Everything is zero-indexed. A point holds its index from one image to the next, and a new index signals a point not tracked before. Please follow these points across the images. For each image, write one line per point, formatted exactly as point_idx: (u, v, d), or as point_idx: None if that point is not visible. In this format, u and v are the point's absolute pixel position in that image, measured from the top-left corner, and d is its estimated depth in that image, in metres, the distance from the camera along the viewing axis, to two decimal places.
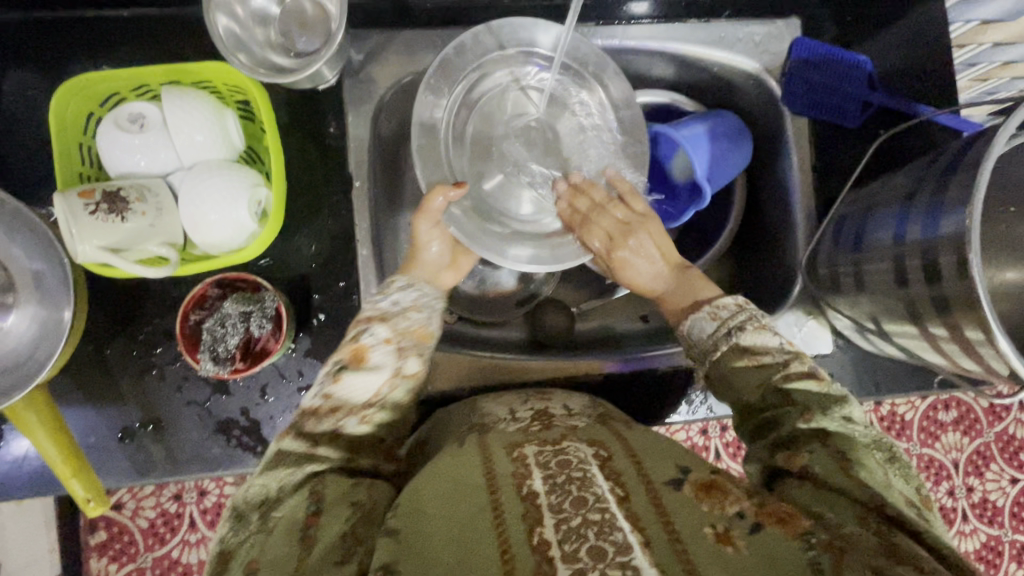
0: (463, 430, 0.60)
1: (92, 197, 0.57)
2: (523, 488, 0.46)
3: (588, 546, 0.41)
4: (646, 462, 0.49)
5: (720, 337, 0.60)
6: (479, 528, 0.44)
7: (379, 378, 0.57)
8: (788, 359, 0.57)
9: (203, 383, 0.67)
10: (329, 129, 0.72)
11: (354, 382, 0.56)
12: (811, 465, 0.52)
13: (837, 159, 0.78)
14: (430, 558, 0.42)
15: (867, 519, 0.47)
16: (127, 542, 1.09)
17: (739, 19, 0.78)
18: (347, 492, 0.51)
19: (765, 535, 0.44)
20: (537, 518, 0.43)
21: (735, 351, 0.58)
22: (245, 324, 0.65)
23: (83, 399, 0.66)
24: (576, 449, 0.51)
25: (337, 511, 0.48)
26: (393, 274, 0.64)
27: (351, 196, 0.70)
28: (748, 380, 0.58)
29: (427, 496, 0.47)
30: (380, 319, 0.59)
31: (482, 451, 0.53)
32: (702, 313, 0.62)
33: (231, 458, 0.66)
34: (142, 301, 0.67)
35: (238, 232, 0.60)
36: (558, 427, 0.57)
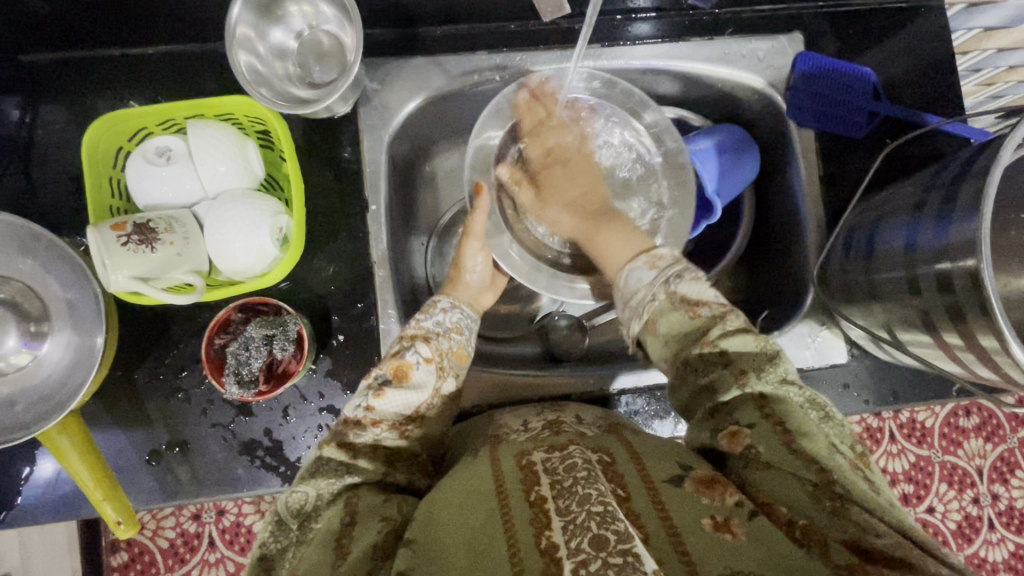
0: (475, 444, 0.62)
1: (123, 230, 0.59)
2: (532, 493, 0.47)
3: (590, 537, 0.41)
4: (649, 464, 0.50)
5: (656, 287, 0.59)
6: (489, 531, 0.45)
7: (420, 395, 0.58)
8: (724, 313, 0.56)
9: (227, 406, 0.68)
10: (344, 154, 0.74)
11: (395, 397, 0.57)
12: (756, 444, 0.51)
13: (844, 169, 0.79)
14: (441, 566, 0.43)
15: (818, 496, 0.46)
16: (148, 563, 1.10)
17: (743, 35, 0.80)
18: (379, 506, 0.51)
19: (762, 522, 0.44)
20: (545, 524, 0.44)
21: (672, 301, 0.57)
22: (268, 348, 0.67)
23: (112, 423, 0.68)
24: (582, 451, 0.52)
25: (367, 524, 0.49)
26: (436, 296, 0.65)
27: (367, 220, 0.73)
28: (686, 333, 0.57)
29: (440, 505, 0.49)
30: (424, 337, 0.61)
31: (491, 459, 0.54)
32: (640, 263, 0.61)
33: (253, 479, 0.68)
34: (168, 327, 0.69)
35: (260, 257, 0.62)
36: (567, 432, 0.58)
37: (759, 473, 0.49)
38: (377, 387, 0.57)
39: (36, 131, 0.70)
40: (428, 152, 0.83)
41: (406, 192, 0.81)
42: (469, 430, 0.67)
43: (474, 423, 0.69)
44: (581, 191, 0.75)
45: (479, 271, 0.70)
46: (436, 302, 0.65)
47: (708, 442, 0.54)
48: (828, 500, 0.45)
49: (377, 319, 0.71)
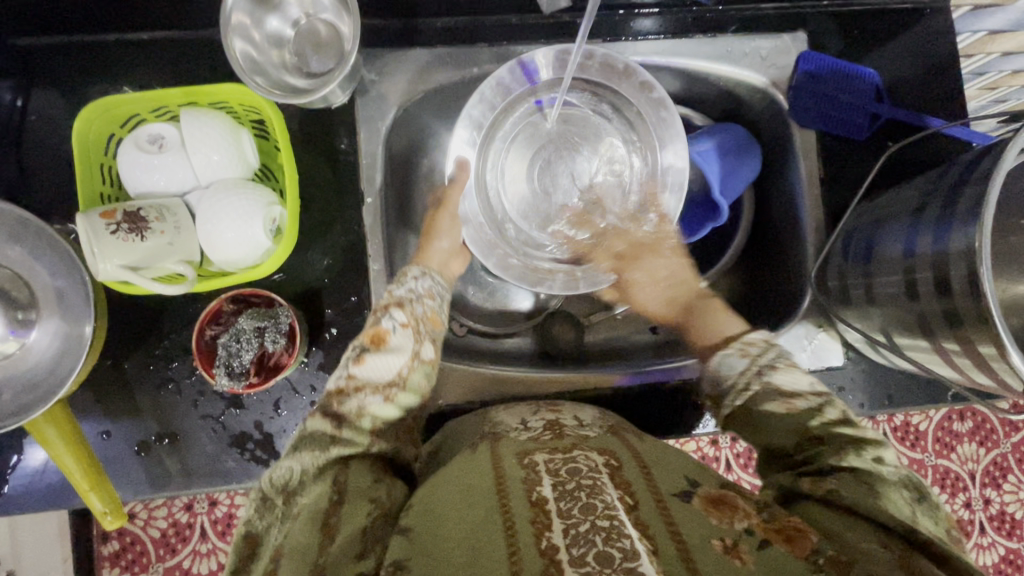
0: (473, 440, 0.61)
1: (113, 218, 0.58)
2: (533, 493, 0.47)
3: (595, 551, 0.40)
4: (656, 473, 0.50)
5: (750, 376, 0.58)
6: (490, 532, 0.44)
7: (400, 358, 0.58)
8: (821, 404, 0.55)
9: (218, 398, 0.68)
10: (341, 146, 0.74)
11: (377, 363, 0.57)
12: (837, 488, 0.49)
13: (844, 171, 0.78)
14: (440, 563, 0.43)
15: (889, 545, 0.44)
16: (139, 552, 1.10)
17: (745, 33, 0.79)
18: (367, 487, 0.51)
19: (773, 553, 0.43)
20: (546, 525, 0.43)
21: (769, 391, 0.56)
22: (259, 340, 0.66)
23: (101, 413, 0.67)
24: (587, 456, 0.51)
25: (357, 506, 0.48)
26: (406, 265, 0.67)
27: (363, 213, 0.72)
28: (779, 423, 0.55)
29: (443, 503, 0.48)
30: (396, 304, 0.62)
31: (493, 458, 0.53)
32: (731, 350, 0.61)
33: (243, 472, 0.67)
34: (159, 317, 0.68)
35: (253, 249, 0.61)
36: (569, 436, 0.57)
37: (832, 515, 0.48)
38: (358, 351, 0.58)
39: (28, 116, 0.69)
40: (426, 145, 0.82)
41: (403, 185, 0.80)
42: (462, 428, 0.66)
43: (465, 420, 0.68)
44: (672, 281, 0.73)
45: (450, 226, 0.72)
46: (410, 270, 0.67)
47: (787, 483, 0.53)
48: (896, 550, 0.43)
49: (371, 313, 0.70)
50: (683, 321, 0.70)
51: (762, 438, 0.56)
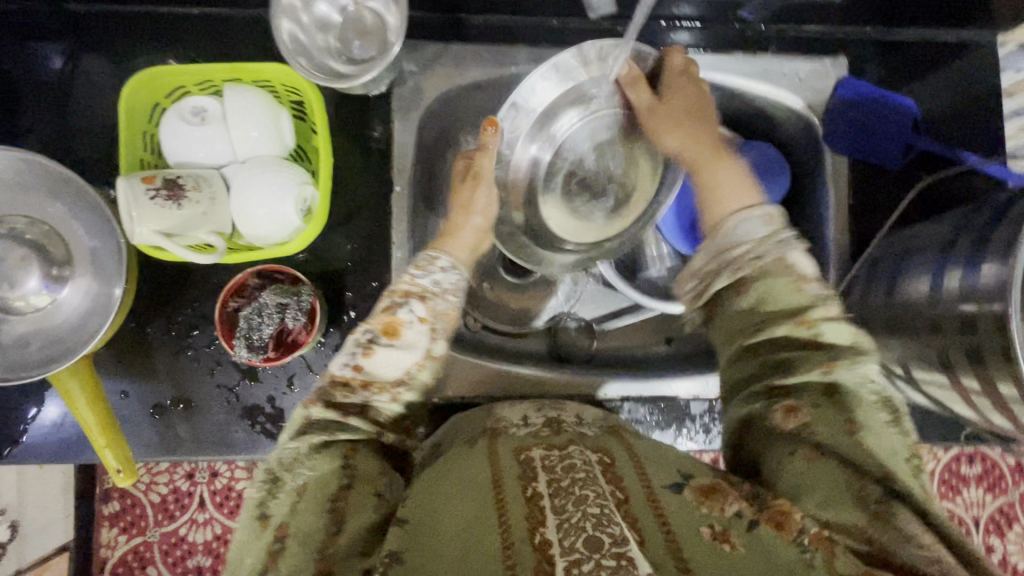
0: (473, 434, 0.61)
1: (153, 183, 0.59)
2: (529, 489, 0.47)
3: (584, 538, 0.40)
4: (649, 469, 0.50)
5: (767, 244, 0.55)
6: (484, 523, 0.44)
7: (411, 355, 0.56)
8: (829, 296, 0.53)
9: (234, 369, 0.69)
10: (375, 133, 0.75)
11: (386, 357, 0.55)
12: (813, 423, 0.50)
13: (873, 199, 0.78)
14: (433, 552, 0.43)
15: (865, 496, 0.46)
16: (138, 515, 1.08)
17: (786, 54, 0.79)
18: (375, 477, 0.51)
19: (761, 532, 0.44)
20: (540, 519, 0.43)
21: (778, 267, 0.54)
22: (280, 315, 0.67)
23: (120, 373, 0.69)
24: (582, 453, 0.52)
25: (361, 499, 0.49)
26: (433, 252, 0.63)
27: (391, 200, 0.73)
28: (784, 307, 0.53)
29: (439, 495, 0.49)
30: (419, 295, 0.59)
31: (490, 453, 0.54)
32: (754, 216, 0.56)
33: (252, 443, 0.68)
34: (185, 285, 0.70)
35: (281, 227, 0.62)
36: (568, 433, 0.57)
37: (803, 462, 0.49)
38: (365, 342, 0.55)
39: (76, 80, 0.71)
40: None
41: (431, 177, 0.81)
42: (465, 422, 0.67)
43: (470, 414, 0.69)
44: (698, 123, 0.69)
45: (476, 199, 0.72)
46: (445, 263, 0.63)
47: (760, 411, 0.53)
48: (873, 505, 0.45)
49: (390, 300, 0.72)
50: (697, 164, 0.65)
51: (753, 325, 0.54)
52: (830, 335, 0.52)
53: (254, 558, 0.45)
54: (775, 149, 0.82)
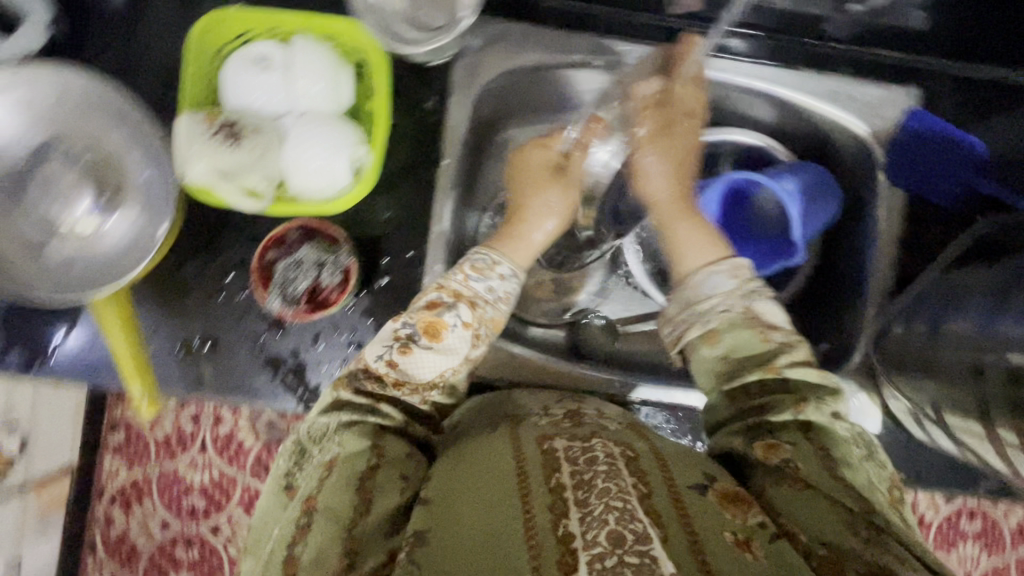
0: (495, 419, 0.61)
1: (214, 123, 0.62)
2: (552, 479, 0.47)
3: (607, 532, 0.41)
4: (672, 465, 0.49)
5: (734, 299, 0.56)
6: (506, 511, 0.44)
7: (448, 360, 0.57)
8: (794, 343, 0.55)
9: (262, 318, 0.70)
10: (430, 104, 0.75)
11: (424, 359, 0.56)
12: (792, 459, 0.49)
13: (922, 237, 0.76)
14: (456, 537, 0.44)
15: (855, 527, 0.43)
16: (142, 448, 1.09)
17: (854, 76, 0.77)
18: (402, 460, 0.54)
19: (781, 547, 0.43)
20: (563, 511, 0.43)
21: (747, 316, 0.56)
22: (316, 272, 0.67)
23: (152, 306, 0.69)
24: (605, 445, 0.51)
25: (388, 481, 0.52)
26: (495, 257, 0.63)
27: (437, 172, 0.73)
28: (753, 353, 0.55)
29: (459, 480, 0.50)
30: (469, 301, 0.59)
31: (512, 439, 0.54)
32: (721, 269, 0.58)
33: (271, 393, 0.69)
34: (225, 231, 0.70)
35: (329, 184, 0.62)
36: (589, 425, 0.57)
37: (793, 491, 0.47)
38: (408, 338, 0.56)
39: (146, 13, 0.72)
40: (508, 121, 0.82)
41: (478, 155, 0.81)
42: (488, 404, 0.67)
43: (490, 397, 0.68)
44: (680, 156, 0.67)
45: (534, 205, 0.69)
46: (501, 270, 0.62)
47: (740, 446, 0.53)
48: (863, 530, 0.43)
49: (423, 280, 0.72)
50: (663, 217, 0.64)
51: (729, 370, 0.56)
52: (795, 378, 0.53)
53: (284, 527, 0.48)
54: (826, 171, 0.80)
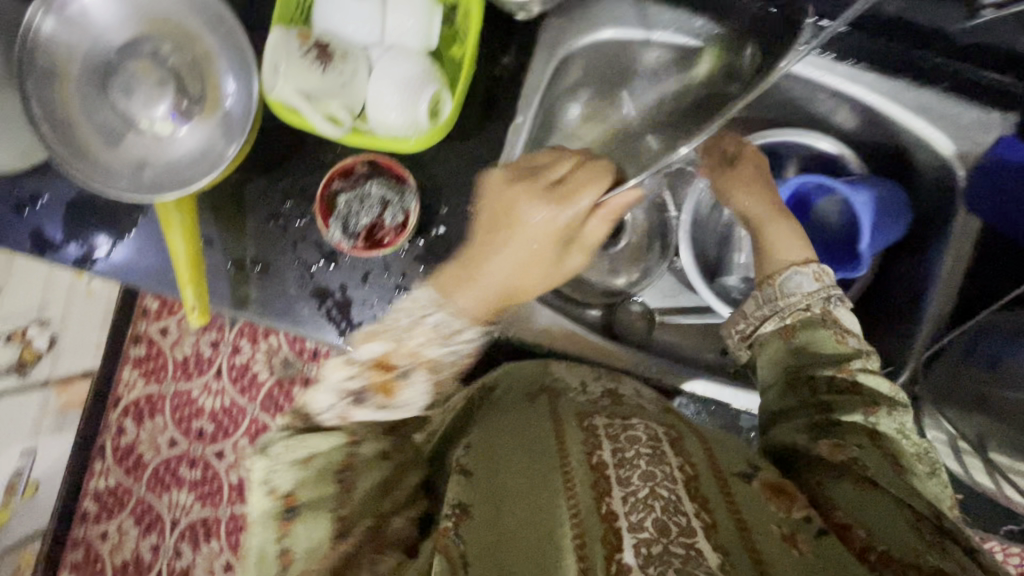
0: (531, 391, 0.60)
1: (307, 42, 0.61)
2: (594, 457, 0.46)
3: (653, 517, 0.40)
4: (716, 451, 0.49)
5: (815, 299, 0.58)
6: (549, 489, 0.44)
7: (405, 412, 0.54)
8: (867, 352, 0.56)
9: (316, 249, 0.70)
10: (511, 60, 0.74)
11: (377, 414, 0.53)
12: (860, 458, 0.50)
13: (994, 270, 0.73)
14: (499, 511, 0.44)
15: (919, 528, 0.43)
16: (160, 365, 1.11)
17: (955, 94, 0.73)
18: (387, 441, 0.54)
19: (829, 543, 0.42)
20: (606, 490, 0.43)
21: (824, 318, 0.57)
22: (380, 210, 0.68)
23: (211, 220, 0.70)
24: (646, 426, 0.49)
25: (373, 464, 0.51)
26: (461, 325, 0.56)
27: (509, 129, 0.72)
28: (824, 353, 0.56)
29: (499, 452, 0.49)
30: (427, 364, 0.54)
31: (552, 415, 0.53)
32: (806, 270, 0.59)
33: (315, 324, 0.70)
34: (292, 156, 0.71)
35: (406, 123, 0.61)
36: (628, 406, 0.56)
37: (853, 488, 0.47)
38: (358, 393, 0.52)
39: None
40: (583, 90, 0.81)
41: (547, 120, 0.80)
42: (524, 370, 0.65)
43: (528, 365, 0.66)
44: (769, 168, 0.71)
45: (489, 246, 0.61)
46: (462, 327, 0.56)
47: (804, 443, 0.53)
48: (928, 533, 0.42)
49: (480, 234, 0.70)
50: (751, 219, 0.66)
51: (796, 365, 0.57)
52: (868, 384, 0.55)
53: (264, 526, 0.48)
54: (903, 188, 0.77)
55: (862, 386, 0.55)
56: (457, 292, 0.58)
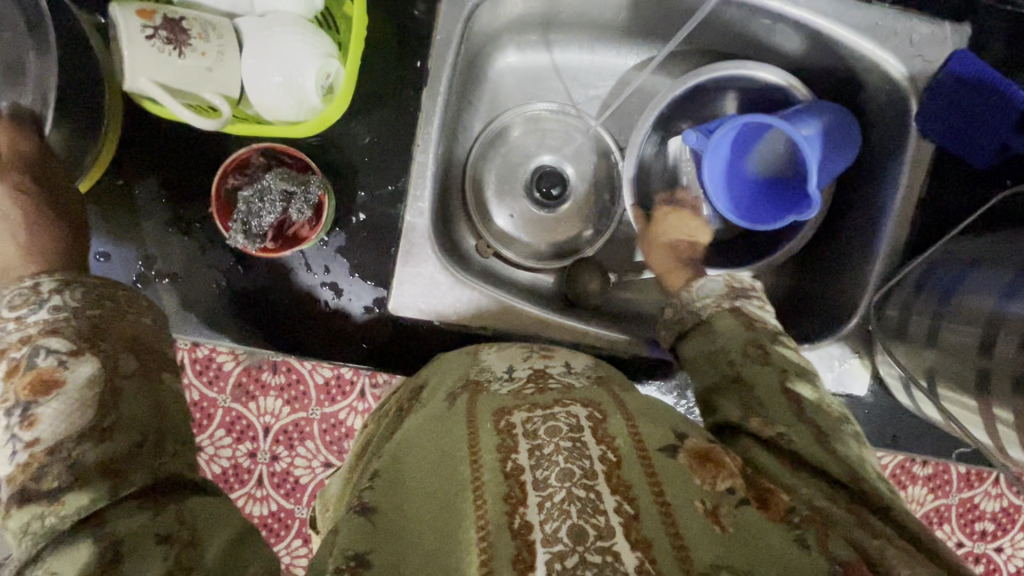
0: (450, 388, 0.51)
1: (151, 20, 0.49)
2: (509, 462, 0.40)
3: (569, 525, 0.36)
4: (641, 426, 0.44)
5: (724, 299, 0.61)
6: (458, 510, 0.39)
7: (82, 378, 0.43)
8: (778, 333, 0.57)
9: (227, 252, 0.63)
10: (415, 14, 0.66)
11: (59, 422, 0.41)
12: (786, 434, 0.48)
13: (948, 197, 0.70)
14: (403, 544, 0.38)
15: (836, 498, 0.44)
16: None
17: (904, 10, 0.68)
18: (146, 523, 0.39)
19: (748, 513, 0.40)
20: (520, 500, 0.38)
21: (732, 312, 0.59)
22: (284, 206, 0.61)
23: (103, 231, 0.63)
24: (568, 413, 0.43)
25: (140, 532, 0.38)
26: None
27: (423, 95, 0.65)
28: (736, 335, 0.56)
29: (409, 469, 0.43)
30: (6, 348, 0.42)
31: (468, 416, 0.45)
32: (718, 277, 0.63)
33: (236, 332, 0.64)
34: (183, 151, 0.63)
35: (297, 103, 0.54)
36: (553, 391, 0.47)
37: (783, 465, 0.47)
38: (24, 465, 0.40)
39: None
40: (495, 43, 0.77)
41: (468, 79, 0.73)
42: (451, 359, 0.56)
43: (453, 354, 0.57)
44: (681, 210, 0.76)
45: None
46: (34, 283, 0.45)
47: (735, 421, 0.50)
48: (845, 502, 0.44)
49: (402, 240, 0.65)
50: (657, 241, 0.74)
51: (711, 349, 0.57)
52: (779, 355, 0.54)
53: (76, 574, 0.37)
54: (846, 112, 0.72)
55: (773, 354, 0.54)
56: (27, 259, 0.47)
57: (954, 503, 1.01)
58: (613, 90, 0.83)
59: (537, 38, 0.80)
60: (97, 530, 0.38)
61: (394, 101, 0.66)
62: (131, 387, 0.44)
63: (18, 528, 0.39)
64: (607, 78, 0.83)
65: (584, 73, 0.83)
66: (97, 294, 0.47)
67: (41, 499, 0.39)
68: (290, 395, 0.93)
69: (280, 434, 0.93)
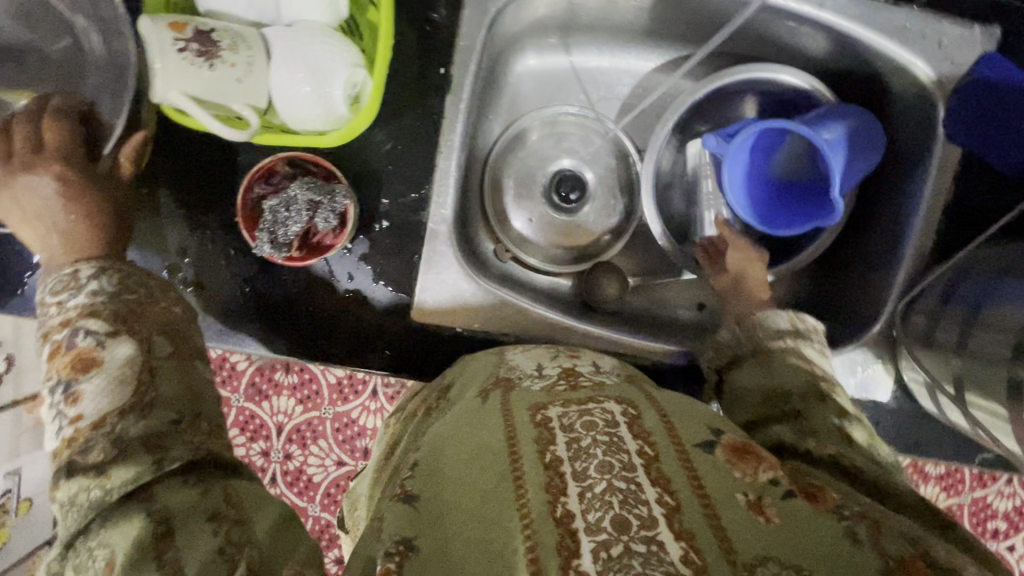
0: (481, 386, 0.49)
1: (182, 33, 0.49)
2: (547, 454, 0.39)
3: (612, 515, 0.35)
4: (677, 421, 0.42)
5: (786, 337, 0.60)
6: (499, 499, 0.37)
7: (119, 363, 0.45)
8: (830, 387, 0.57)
9: (251, 259, 0.63)
10: (437, 18, 0.65)
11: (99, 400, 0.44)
12: (846, 455, 0.47)
13: (975, 202, 0.69)
14: (447, 534, 0.36)
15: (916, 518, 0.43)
16: None
17: (933, 13, 0.67)
18: (195, 501, 0.41)
19: (795, 503, 0.38)
20: (561, 489, 0.37)
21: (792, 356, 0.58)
22: (310, 214, 0.61)
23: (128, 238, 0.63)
24: (603, 408, 0.42)
25: (190, 513, 0.40)
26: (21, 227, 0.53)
27: (447, 101, 0.65)
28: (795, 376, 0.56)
29: (445, 455, 0.41)
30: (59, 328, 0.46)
31: (501, 409, 0.44)
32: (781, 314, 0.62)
33: (260, 339, 0.64)
34: (207, 159, 0.63)
35: (323, 113, 0.54)
36: (585, 388, 0.46)
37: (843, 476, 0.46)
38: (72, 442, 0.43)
39: None
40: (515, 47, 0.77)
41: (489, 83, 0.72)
42: (479, 361, 0.56)
43: (481, 355, 0.57)
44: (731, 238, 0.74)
45: (36, 202, 0.52)
46: (74, 271, 0.49)
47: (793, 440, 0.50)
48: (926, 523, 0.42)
49: (425, 248, 0.66)
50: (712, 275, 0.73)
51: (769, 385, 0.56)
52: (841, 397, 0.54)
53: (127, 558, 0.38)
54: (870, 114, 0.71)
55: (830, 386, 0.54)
56: (66, 249, 0.51)
57: (965, 505, 1.01)
58: (632, 94, 0.83)
59: (556, 41, 0.79)
60: (148, 505, 0.40)
61: (417, 108, 0.66)
62: (166, 370, 0.47)
63: (68, 502, 0.41)
64: (625, 81, 0.82)
65: (603, 76, 0.82)
66: (133, 281, 0.50)
67: (89, 472, 0.42)
68: (303, 394, 0.93)
69: (293, 433, 0.94)
